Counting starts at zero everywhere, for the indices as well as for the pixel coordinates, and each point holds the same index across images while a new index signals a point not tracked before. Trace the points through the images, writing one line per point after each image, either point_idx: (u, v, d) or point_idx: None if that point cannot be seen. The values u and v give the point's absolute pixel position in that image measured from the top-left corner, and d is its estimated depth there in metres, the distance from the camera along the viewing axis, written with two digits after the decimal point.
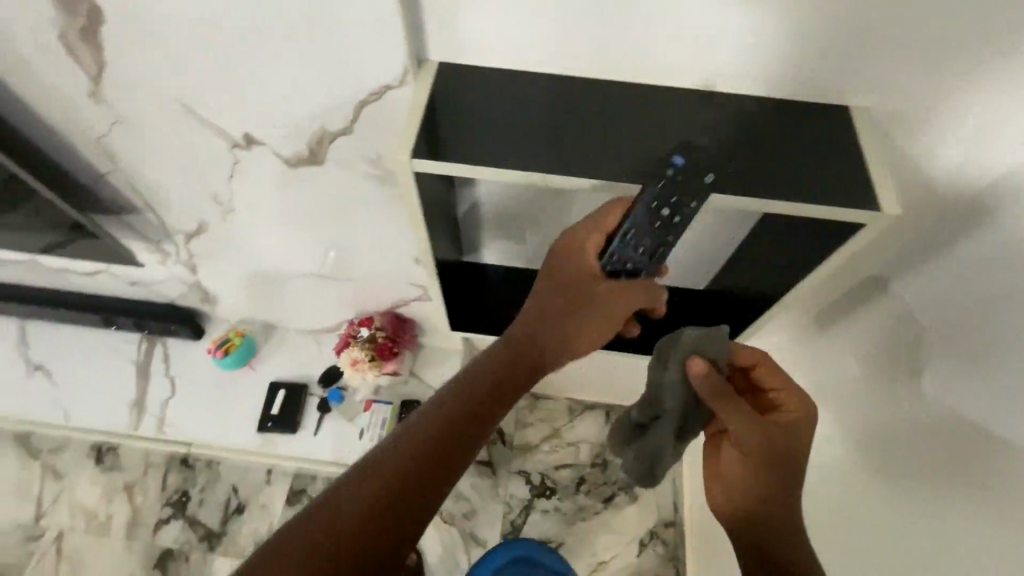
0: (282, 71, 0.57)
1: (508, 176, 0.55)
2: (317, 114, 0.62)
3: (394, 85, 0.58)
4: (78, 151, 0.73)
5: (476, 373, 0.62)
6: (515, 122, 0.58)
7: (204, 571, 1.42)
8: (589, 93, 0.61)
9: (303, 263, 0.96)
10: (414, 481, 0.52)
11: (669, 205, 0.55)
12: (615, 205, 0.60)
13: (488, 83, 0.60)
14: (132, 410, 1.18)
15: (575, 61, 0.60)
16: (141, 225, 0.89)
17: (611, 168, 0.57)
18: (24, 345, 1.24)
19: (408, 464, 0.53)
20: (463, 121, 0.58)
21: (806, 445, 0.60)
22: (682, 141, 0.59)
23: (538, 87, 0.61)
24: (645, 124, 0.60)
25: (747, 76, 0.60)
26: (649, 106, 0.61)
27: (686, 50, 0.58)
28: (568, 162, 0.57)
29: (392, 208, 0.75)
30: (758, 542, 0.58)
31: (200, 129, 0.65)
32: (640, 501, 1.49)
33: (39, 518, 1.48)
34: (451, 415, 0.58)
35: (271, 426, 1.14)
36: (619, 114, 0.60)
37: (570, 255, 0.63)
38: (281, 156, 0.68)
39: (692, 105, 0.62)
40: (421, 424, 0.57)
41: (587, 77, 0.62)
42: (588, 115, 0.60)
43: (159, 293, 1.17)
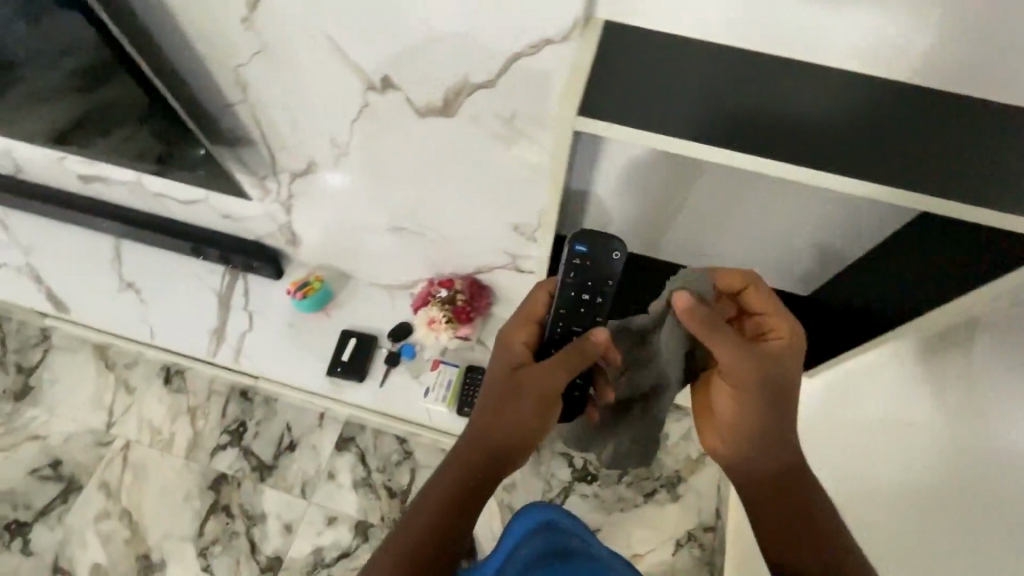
0: (443, 17, 0.59)
1: (677, 144, 0.54)
2: (464, 65, 0.64)
3: (557, 39, 0.59)
4: (218, 79, 0.77)
5: (466, 434, 0.67)
6: (682, 87, 0.57)
7: (255, 499, 1.47)
8: (758, 65, 0.59)
9: (406, 216, 0.97)
10: (432, 538, 0.61)
11: (585, 289, 0.66)
12: (534, 297, 0.70)
13: (652, 45, 0.59)
14: (211, 337, 1.23)
15: (750, 31, 0.57)
16: (250, 159, 0.92)
17: (782, 148, 0.55)
18: (119, 261, 1.30)
19: (417, 539, 0.61)
20: (623, 80, 0.57)
21: (796, 370, 0.64)
22: (858, 127, 0.56)
23: (704, 53, 0.59)
24: (818, 104, 0.57)
25: (931, 64, 0.56)
26: (822, 85, 0.58)
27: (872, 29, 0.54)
28: (737, 136, 0.55)
29: (510, 167, 0.76)
30: (769, 469, 0.65)
31: (341, 68, 0.68)
32: (682, 501, 1.46)
33: (109, 427, 1.55)
34: (456, 477, 0.65)
35: (340, 371, 1.16)
36: (790, 91, 0.58)
37: (507, 346, 0.69)
38: (412, 104, 0.70)
39: (867, 89, 0.58)
40: (435, 488, 0.65)
41: (757, 48, 0.59)
42: (753, 87, 0.57)
43: (248, 229, 1.20)
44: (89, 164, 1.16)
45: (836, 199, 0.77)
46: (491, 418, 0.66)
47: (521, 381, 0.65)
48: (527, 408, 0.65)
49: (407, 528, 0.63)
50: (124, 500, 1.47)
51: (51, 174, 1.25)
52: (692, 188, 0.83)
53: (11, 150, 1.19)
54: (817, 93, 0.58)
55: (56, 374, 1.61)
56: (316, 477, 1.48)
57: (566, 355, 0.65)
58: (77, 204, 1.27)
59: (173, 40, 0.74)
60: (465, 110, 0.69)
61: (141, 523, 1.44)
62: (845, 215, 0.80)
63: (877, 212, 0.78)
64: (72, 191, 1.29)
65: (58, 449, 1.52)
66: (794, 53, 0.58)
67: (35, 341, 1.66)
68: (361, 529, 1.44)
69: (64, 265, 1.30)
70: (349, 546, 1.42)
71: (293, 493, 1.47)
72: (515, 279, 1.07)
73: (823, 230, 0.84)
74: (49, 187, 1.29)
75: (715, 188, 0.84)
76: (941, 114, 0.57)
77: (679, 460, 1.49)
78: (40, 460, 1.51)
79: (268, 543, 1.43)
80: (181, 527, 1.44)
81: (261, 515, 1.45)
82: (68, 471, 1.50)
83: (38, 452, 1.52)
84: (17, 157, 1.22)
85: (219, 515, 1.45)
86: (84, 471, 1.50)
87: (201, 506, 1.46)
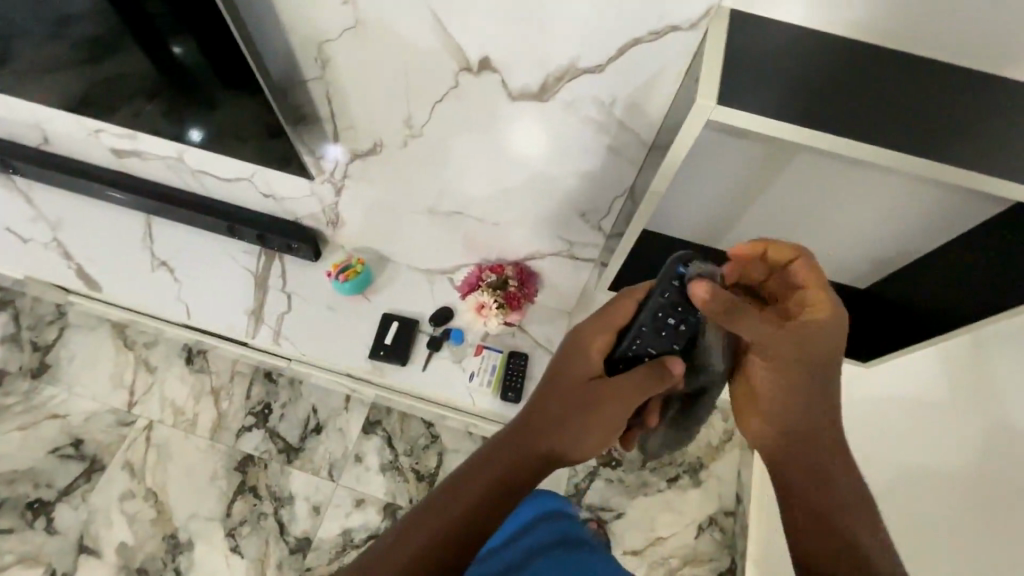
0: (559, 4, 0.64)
1: (810, 136, 0.56)
2: (573, 52, 0.69)
3: (682, 28, 0.63)
4: (299, 55, 0.80)
5: (525, 429, 0.63)
6: (804, 75, 0.60)
7: (282, 481, 1.45)
8: (878, 61, 0.61)
9: (478, 202, 0.99)
10: (468, 524, 0.55)
11: (674, 313, 0.62)
12: (623, 303, 0.66)
13: (769, 36, 0.62)
14: (249, 318, 1.21)
15: (874, 27, 0.60)
16: (314, 138, 0.95)
17: (913, 141, 0.57)
18: (150, 239, 1.27)
19: (457, 517, 0.55)
20: (754, 71, 0.59)
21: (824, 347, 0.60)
22: (977, 122, 0.59)
23: (823, 46, 0.61)
24: (935, 99, 0.60)
25: None
26: (939, 83, 0.60)
27: (987, 30, 0.57)
28: (865, 127, 0.57)
29: (592, 152, 0.82)
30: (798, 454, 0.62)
31: (436, 46, 0.73)
32: (704, 487, 1.46)
33: (131, 407, 1.53)
34: (506, 469, 0.60)
35: (383, 354, 1.15)
36: (909, 87, 0.60)
37: (584, 349, 0.66)
38: (507, 87, 0.76)
39: (982, 86, 0.61)
40: (480, 471, 0.59)
41: (877, 42, 0.62)
42: (877, 83, 0.60)
43: (289, 209, 1.19)
44: (126, 137, 1.13)
45: (922, 193, 0.82)
46: (557, 420, 0.63)
47: (595, 394, 0.64)
48: (593, 423, 0.63)
49: (445, 501, 0.57)
50: (149, 480, 1.45)
51: (82, 148, 1.22)
52: (779, 174, 0.85)
53: (41, 121, 1.16)
54: (935, 90, 0.60)
55: (74, 353, 1.58)
56: (344, 459, 1.48)
57: (644, 376, 0.63)
58: (108, 179, 1.24)
59: (258, 11, 0.76)
60: (563, 96, 0.75)
61: (167, 502, 1.43)
62: (924, 211, 0.85)
63: (955, 212, 0.83)
64: (103, 166, 1.26)
65: (79, 428, 1.50)
66: (914, 50, 0.61)
67: (49, 319, 1.62)
68: (390, 511, 1.43)
69: (94, 241, 1.27)
70: (378, 528, 1.41)
71: (321, 475, 1.46)
72: (566, 266, 1.09)
73: (891, 228, 0.90)
74: (77, 161, 1.26)
75: (798, 177, 0.85)
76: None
77: (701, 446, 1.50)
78: (61, 440, 1.49)
79: (296, 525, 1.41)
80: (208, 507, 1.43)
81: (288, 496, 1.44)
82: (90, 451, 1.47)
83: (59, 431, 1.50)
84: (48, 129, 1.19)
85: (247, 496, 1.44)
86: (107, 450, 1.48)
87: (228, 487, 1.45)
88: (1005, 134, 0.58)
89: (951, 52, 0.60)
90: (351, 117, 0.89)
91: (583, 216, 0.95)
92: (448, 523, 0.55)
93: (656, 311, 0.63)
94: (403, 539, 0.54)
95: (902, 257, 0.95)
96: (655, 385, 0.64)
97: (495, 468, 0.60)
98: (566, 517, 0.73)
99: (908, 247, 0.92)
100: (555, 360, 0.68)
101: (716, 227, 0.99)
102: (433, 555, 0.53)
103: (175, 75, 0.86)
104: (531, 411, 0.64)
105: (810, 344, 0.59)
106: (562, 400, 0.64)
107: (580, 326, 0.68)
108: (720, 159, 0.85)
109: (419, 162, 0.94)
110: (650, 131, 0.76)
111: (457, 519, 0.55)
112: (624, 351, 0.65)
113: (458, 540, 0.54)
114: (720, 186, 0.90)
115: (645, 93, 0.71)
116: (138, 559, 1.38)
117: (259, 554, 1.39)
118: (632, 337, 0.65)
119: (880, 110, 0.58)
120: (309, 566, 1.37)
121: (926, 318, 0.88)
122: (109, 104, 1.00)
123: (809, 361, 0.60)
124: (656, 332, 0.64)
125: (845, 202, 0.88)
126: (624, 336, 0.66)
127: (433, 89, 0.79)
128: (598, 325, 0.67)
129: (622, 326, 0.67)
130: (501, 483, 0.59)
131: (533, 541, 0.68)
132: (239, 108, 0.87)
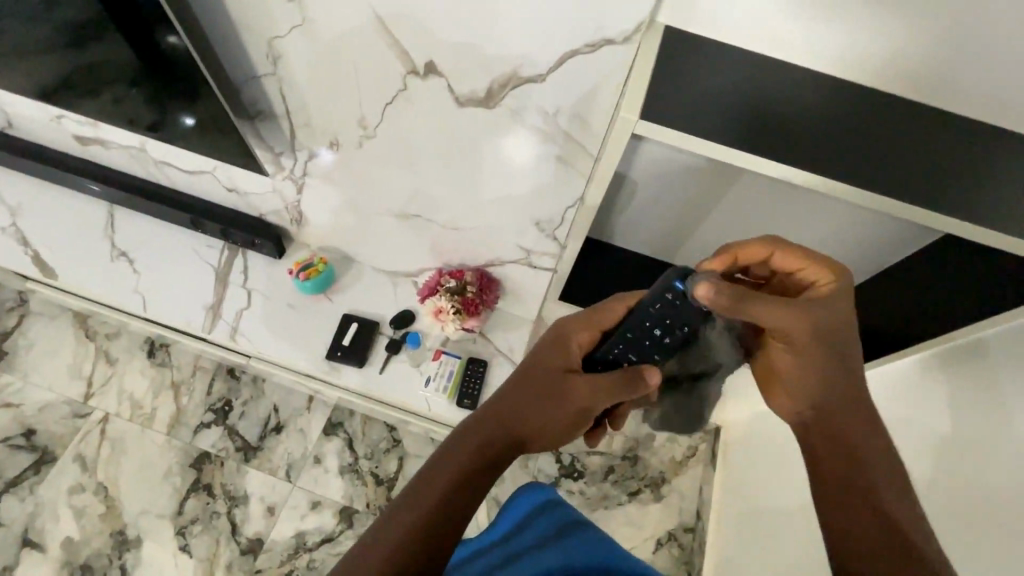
0: (499, 14, 0.66)
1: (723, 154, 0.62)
2: (517, 60, 0.71)
3: (617, 40, 0.64)
4: (252, 50, 0.81)
5: (505, 412, 0.61)
6: (730, 96, 0.62)
7: (238, 480, 1.43)
8: (802, 84, 0.62)
9: (440, 207, 0.99)
10: (448, 503, 0.52)
11: (660, 324, 0.63)
12: (609, 307, 0.67)
13: (701, 58, 0.63)
14: (207, 313, 1.19)
15: (795, 51, 0.61)
16: (271, 134, 0.96)
17: (821, 164, 0.61)
18: (112, 229, 1.25)
19: (433, 507, 0.51)
20: (681, 91, 0.63)
21: (848, 314, 0.57)
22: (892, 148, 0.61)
23: (750, 67, 0.63)
24: (854, 123, 0.62)
25: (956, 91, 0.59)
26: (859, 108, 0.62)
27: (903, 58, 0.58)
28: (779, 147, 0.61)
29: (543, 160, 0.83)
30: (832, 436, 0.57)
31: (387, 48, 0.74)
32: (665, 503, 1.45)
33: (88, 398, 1.50)
34: (484, 448, 0.58)
35: (340, 355, 1.14)
36: (829, 111, 0.62)
37: (562, 343, 0.66)
38: (453, 91, 0.77)
39: (901, 111, 0.62)
40: (460, 451, 0.57)
41: (802, 65, 0.62)
42: (804, 108, 0.62)
43: (253, 204, 1.18)
44: (88, 124, 1.12)
45: (858, 216, 0.84)
46: (531, 407, 0.62)
47: (572, 385, 0.63)
48: (567, 414, 0.63)
49: (419, 493, 0.53)
50: (101, 474, 1.42)
51: (45, 133, 1.20)
52: (722, 191, 0.88)
53: (3, 104, 1.14)
54: (859, 118, 0.62)
55: (32, 342, 1.55)
56: (302, 459, 1.45)
57: (621, 379, 0.64)
58: (71, 166, 1.22)
59: (211, 6, 0.76)
60: (509, 103, 0.76)
61: (117, 498, 1.40)
62: (862, 233, 0.88)
63: (888, 233, 0.86)
64: (67, 153, 1.24)
65: (32, 418, 1.47)
66: (840, 73, 0.62)
67: (10, 305, 1.59)
68: (346, 515, 1.40)
69: (55, 229, 1.25)
70: (333, 531, 1.38)
71: (278, 475, 1.44)
72: (526, 274, 1.09)
73: (833, 248, 0.93)
74: (41, 146, 1.24)
75: (741, 195, 0.87)
76: (956, 140, 0.61)
77: (664, 461, 1.48)
78: (13, 429, 1.45)
79: (248, 526, 1.38)
80: (160, 504, 1.40)
81: (243, 496, 1.41)
82: (42, 442, 1.44)
83: (11, 420, 1.46)
84: (10, 113, 1.17)
85: (200, 494, 1.41)
86: (60, 442, 1.45)
87: (181, 484, 1.42)
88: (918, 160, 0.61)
89: (883, 78, 0.61)
90: (307, 113, 0.89)
91: (538, 224, 0.95)
92: (425, 515, 0.51)
93: (642, 318, 0.63)
94: (384, 528, 0.50)
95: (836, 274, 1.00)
96: (630, 389, 0.64)
97: (466, 453, 0.57)
98: (565, 503, 0.68)
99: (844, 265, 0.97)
100: (531, 353, 0.67)
101: (669, 237, 1.02)
102: (411, 549, 0.48)
103: (161, 66, 0.83)
104: (510, 395, 0.63)
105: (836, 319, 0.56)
106: (541, 386, 0.63)
107: (559, 322, 0.68)
108: (665, 175, 0.87)
109: (378, 163, 0.94)
110: (594, 141, 0.78)
111: (431, 513, 0.51)
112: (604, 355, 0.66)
113: (433, 530, 0.50)
114: (670, 200, 0.92)
115: (587, 105, 0.73)
116: (83, 555, 1.35)
117: (209, 554, 1.36)
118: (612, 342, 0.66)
119: (801, 134, 0.62)
120: (260, 568, 1.35)
121: (892, 339, 0.90)
122: (70, 90, 1.00)
123: (833, 332, 0.57)
124: (637, 340, 0.65)
125: (791, 222, 0.90)
126: (606, 338, 0.67)
127: (383, 89, 0.81)
128: (577, 321, 0.67)
129: (605, 327, 0.67)
130: (474, 467, 0.56)
131: (534, 534, 0.63)
132: (194, 100, 0.88)
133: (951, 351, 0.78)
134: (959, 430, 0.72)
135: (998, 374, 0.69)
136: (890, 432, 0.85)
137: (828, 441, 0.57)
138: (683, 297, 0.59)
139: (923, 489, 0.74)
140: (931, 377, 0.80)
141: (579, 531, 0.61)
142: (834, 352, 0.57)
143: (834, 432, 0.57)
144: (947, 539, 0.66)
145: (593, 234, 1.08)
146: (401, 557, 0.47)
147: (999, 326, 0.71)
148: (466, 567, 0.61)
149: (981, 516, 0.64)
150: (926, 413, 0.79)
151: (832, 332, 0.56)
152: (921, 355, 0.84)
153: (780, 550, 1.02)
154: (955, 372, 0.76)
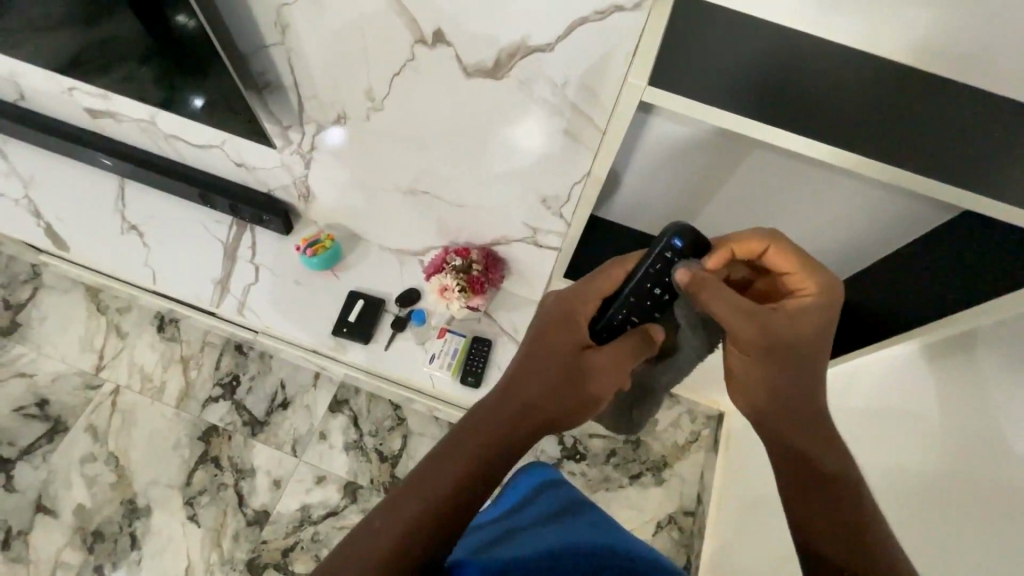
0: None
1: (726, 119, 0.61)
2: (524, 29, 0.70)
3: (627, 7, 0.64)
4: (261, 18, 0.81)
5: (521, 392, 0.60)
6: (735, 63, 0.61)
7: (244, 453, 1.45)
8: (804, 55, 0.61)
9: (446, 184, 0.99)
10: (468, 485, 0.53)
11: (661, 284, 0.66)
12: (610, 273, 0.69)
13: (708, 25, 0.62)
14: (216, 287, 1.20)
15: (805, 15, 0.59)
16: (280, 106, 0.96)
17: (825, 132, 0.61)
18: (123, 204, 1.27)
19: (443, 493, 0.52)
20: (693, 59, 0.63)
21: (817, 330, 0.59)
22: (895, 118, 0.60)
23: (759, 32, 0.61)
24: (857, 94, 0.61)
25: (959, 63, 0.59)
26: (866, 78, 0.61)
27: (918, 27, 0.56)
28: (783, 116, 0.61)
29: (549, 133, 0.83)
30: (805, 443, 0.59)
31: (396, 20, 0.74)
32: (667, 486, 1.45)
33: (99, 370, 1.52)
34: (502, 436, 0.57)
35: (346, 331, 1.14)
36: (831, 81, 0.61)
37: (570, 313, 0.66)
38: (462, 63, 0.77)
39: (904, 83, 0.61)
40: (478, 435, 0.57)
41: (807, 30, 0.61)
42: (812, 74, 0.61)
43: (260, 180, 1.18)
44: (100, 97, 1.12)
45: (865, 194, 0.84)
46: (541, 380, 0.61)
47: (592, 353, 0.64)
48: (585, 385, 0.63)
49: (431, 475, 0.53)
50: (111, 444, 1.45)
51: (56, 106, 1.21)
52: (733, 167, 0.87)
53: (15, 75, 1.14)
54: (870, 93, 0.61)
55: (46, 315, 1.58)
56: (308, 435, 1.47)
57: (634, 344, 0.67)
58: (83, 140, 1.23)
59: None
60: (517, 75, 0.76)
61: (127, 468, 1.43)
62: (871, 211, 0.87)
63: (899, 213, 0.85)
64: (79, 126, 1.25)
65: (45, 388, 1.50)
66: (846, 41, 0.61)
67: (23, 278, 1.62)
68: (350, 490, 1.42)
69: (67, 202, 1.26)
70: (337, 505, 1.40)
71: (284, 449, 1.46)
72: (532, 253, 1.08)
73: (842, 227, 0.92)
74: (53, 119, 1.25)
75: (750, 172, 0.87)
76: (969, 106, 0.60)
77: (666, 446, 1.48)
78: (27, 399, 1.48)
79: (255, 498, 1.41)
80: (170, 474, 1.43)
81: (250, 469, 1.43)
82: (55, 412, 1.47)
83: (25, 390, 1.50)
84: (22, 85, 1.17)
85: (209, 465, 1.44)
86: (73, 412, 1.48)
87: (190, 456, 1.44)
88: (926, 137, 0.60)
89: (892, 50, 0.60)
90: (314, 85, 0.90)
91: (545, 201, 0.95)
92: (438, 493, 0.51)
93: (642, 278, 0.66)
94: (401, 503, 0.51)
95: (837, 257, 1.00)
96: (642, 348, 0.67)
97: (495, 421, 0.58)
98: (567, 485, 0.69)
99: (847, 249, 0.97)
100: (539, 327, 0.67)
101: (677, 217, 1.01)
102: (417, 539, 0.48)
103: (170, 38, 0.83)
104: (525, 377, 0.62)
105: (797, 335, 0.58)
106: (556, 361, 0.63)
107: (566, 292, 0.69)
108: (674, 150, 0.86)
109: (385, 138, 0.94)
110: (598, 114, 0.78)
111: (443, 494, 0.51)
112: (610, 320, 0.68)
113: (442, 512, 0.50)
114: (678, 177, 0.92)
115: (595, 76, 0.73)
116: (95, 522, 1.38)
117: (216, 524, 1.38)
118: (618, 306, 0.68)
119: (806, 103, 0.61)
120: (266, 539, 1.37)
121: (901, 324, 0.89)
122: (81, 63, 1.00)
123: (793, 354, 0.59)
124: (641, 303, 0.67)
125: (801, 201, 0.90)
126: (610, 305, 0.68)
127: (390, 60, 0.80)
128: (586, 290, 0.68)
129: (608, 294, 0.69)
130: (489, 454, 0.55)
131: (541, 508, 0.64)
132: (204, 74, 0.88)
133: (953, 338, 0.77)
134: (964, 412, 0.71)
135: (1002, 349, 0.69)
136: (893, 414, 0.85)
137: (794, 443, 0.59)
138: (680, 254, 0.65)
139: (924, 469, 0.74)
140: (941, 358, 0.79)
141: (581, 509, 0.62)
142: (792, 365, 0.59)
143: (787, 438, 0.60)
144: (947, 521, 0.66)
145: (599, 214, 1.07)
146: (411, 539, 0.48)
147: (995, 313, 0.71)
148: (476, 533, 0.61)
149: (981, 500, 0.63)
150: (931, 394, 0.78)
151: (796, 351, 0.59)
152: (921, 341, 0.83)
153: (779, 532, 1.02)
154: (964, 352, 0.75)
